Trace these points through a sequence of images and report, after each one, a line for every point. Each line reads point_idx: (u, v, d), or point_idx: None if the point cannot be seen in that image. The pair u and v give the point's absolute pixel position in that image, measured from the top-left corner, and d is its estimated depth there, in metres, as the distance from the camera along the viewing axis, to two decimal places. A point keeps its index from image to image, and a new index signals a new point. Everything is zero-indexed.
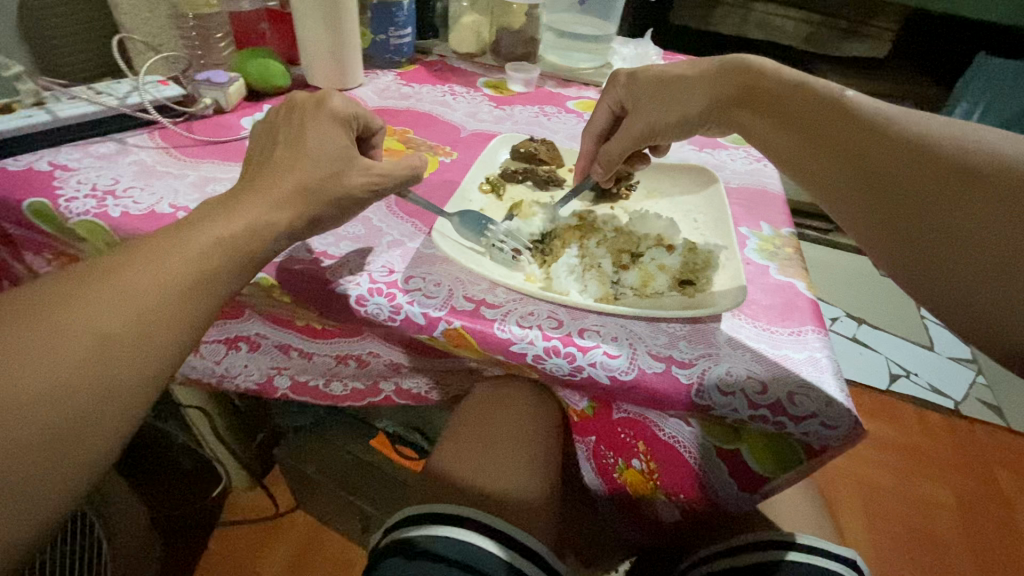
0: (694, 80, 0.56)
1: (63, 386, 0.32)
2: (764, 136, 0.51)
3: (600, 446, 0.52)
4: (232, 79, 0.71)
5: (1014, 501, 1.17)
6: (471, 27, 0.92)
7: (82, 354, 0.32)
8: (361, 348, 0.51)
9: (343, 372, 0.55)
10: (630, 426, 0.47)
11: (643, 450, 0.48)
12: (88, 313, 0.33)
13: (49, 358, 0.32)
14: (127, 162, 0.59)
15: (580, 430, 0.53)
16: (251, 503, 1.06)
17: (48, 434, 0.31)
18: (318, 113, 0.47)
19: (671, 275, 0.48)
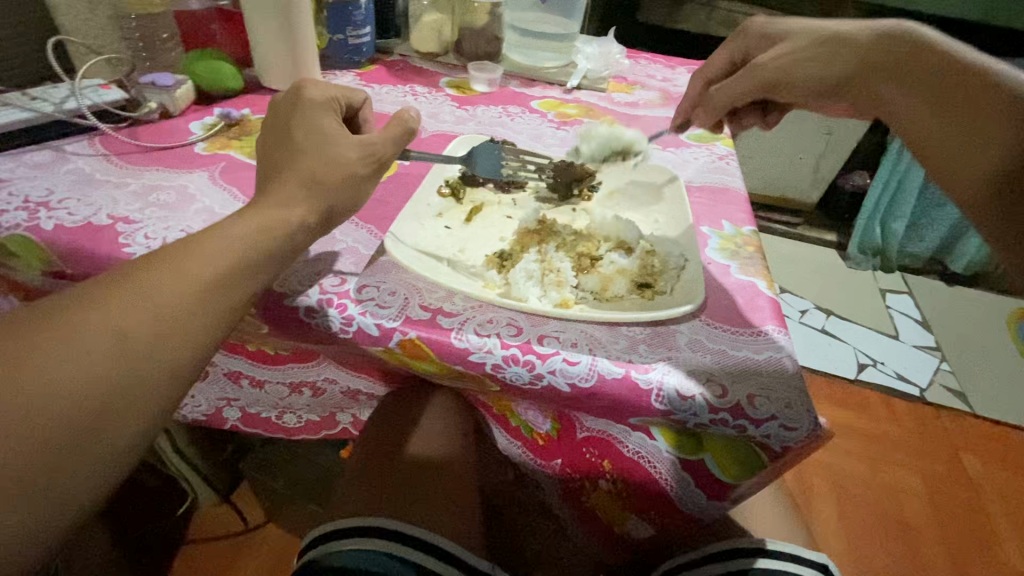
0: (845, 42, 0.52)
1: (79, 392, 0.30)
2: (900, 108, 0.48)
3: (565, 467, 0.54)
4: (180, 81, 0.68)
5: (979, 484, 1.21)
6: (432, 27, 0.90)
7: (104, 354, 0.31)
8: (313, 375, 0.53)
9: (295, 404, 0.57)
10: (594, 444, 0.49)
11: (607, 468, 0.50)
12: (110, 315, 0.32)
13: (71, 358, 0.30)
14: (64, 171, 0.56)
15: (546, 455, 0.55)
16: (218, 520, 1.02)
17: (71, 433, 0.30)
18: (297, 107, 0.46)
19: (630, 278, 0.47)
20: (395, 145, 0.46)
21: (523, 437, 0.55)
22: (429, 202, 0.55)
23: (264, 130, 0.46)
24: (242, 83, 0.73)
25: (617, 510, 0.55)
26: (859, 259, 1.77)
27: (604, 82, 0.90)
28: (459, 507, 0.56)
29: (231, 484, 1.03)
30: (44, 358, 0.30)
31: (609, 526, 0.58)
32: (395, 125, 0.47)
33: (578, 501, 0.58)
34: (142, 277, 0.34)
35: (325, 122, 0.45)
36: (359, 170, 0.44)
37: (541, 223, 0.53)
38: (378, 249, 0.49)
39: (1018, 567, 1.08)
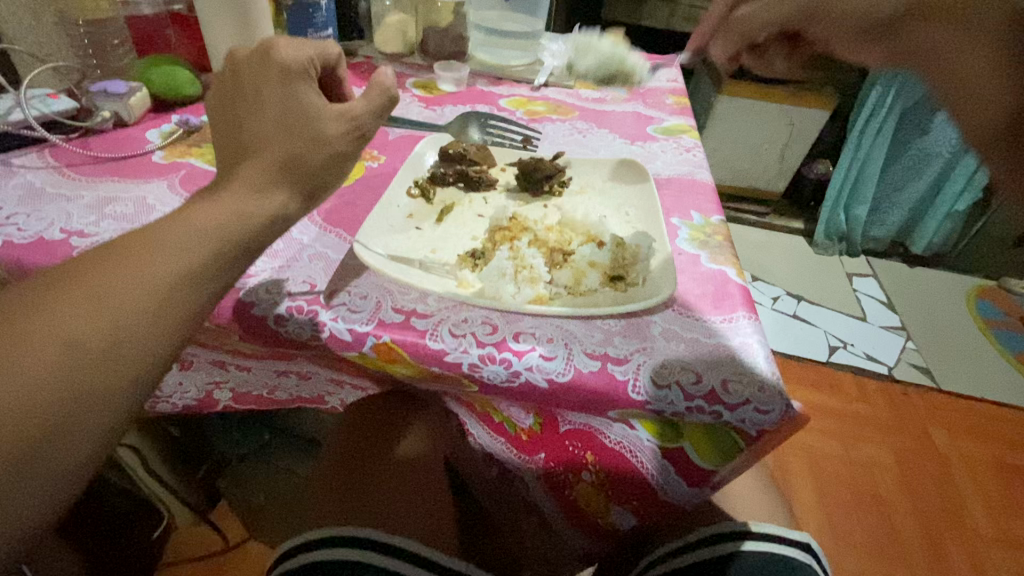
0: None
1: (121, 306, 0.31)
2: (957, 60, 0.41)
3: (550, 463, 0.54)
4: (134, 88, 0.66)
5: (947, 456, 1.26)
6: (396, 26, 0.89)
7: (163, 273, 0.33)
8: (298, 366, 0.50)
9: (284, 385, 0.54)
10: (578, 436, 0.50)
11: (591, 459, 0.51)
12: (51, 325, 0.30)
13: (132, 272, 0.32)
14: (12, 186, 0.53)
15: (529, 449, 0.54)
16: (198, 539, 1.00)
17: (112, 338, 0.31)
18: (267, 72, 0.41)
19: (602, 271, 0.48)
20: (379, 115, 0.43)
21: (501, 432, 0.54)
22: (398, 203, 0.54)
23: (227, 104, 0.42)
24: (200, 89, 0.71)
25: (601, 501, 0.55)
26: (826, 245, 1.82)
27: (571, 79, 0.90)
28: (436, 505, 0.57)
29: (210, 502, 1.00)
30: (114, 269, 0.32)
31: (592, 517, 0.58)
32: (372, 90, 0.43)
33: (566, 497, 0.57)
34: (91, 281, 0.32)
35: (300, 91, 0.40)
36: (342, 146, 0.41)
37: (513, 221, 0.53)
38: (347, 254, 0.48)
39: (987, 533, 1.13)
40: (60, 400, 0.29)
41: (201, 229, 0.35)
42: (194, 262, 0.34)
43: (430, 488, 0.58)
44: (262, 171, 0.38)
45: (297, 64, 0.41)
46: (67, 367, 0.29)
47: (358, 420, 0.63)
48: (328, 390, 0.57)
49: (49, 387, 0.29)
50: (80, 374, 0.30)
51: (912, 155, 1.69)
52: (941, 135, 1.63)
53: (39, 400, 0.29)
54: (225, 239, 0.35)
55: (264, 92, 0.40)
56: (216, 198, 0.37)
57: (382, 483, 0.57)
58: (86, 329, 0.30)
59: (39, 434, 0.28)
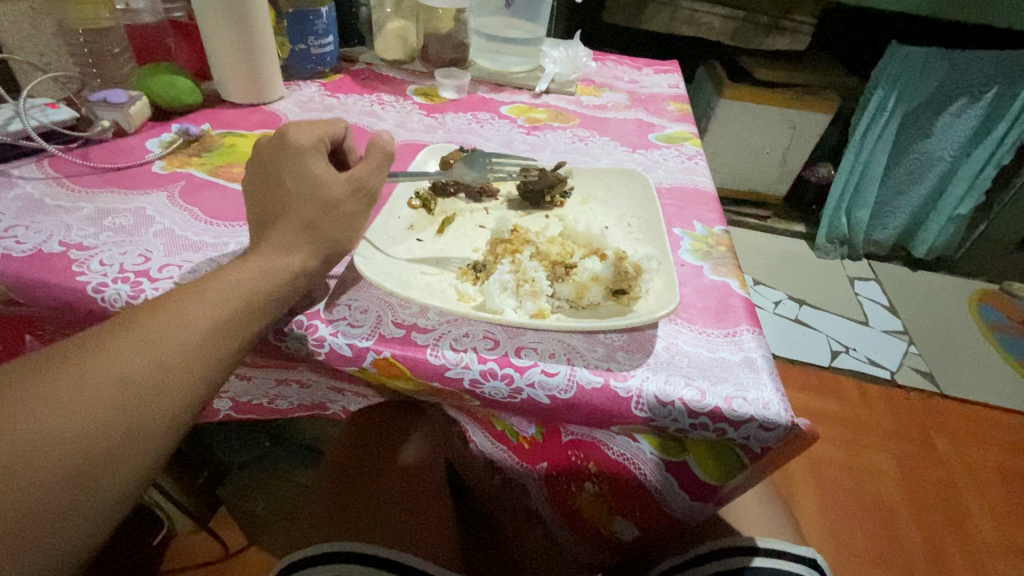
0: None
1: (172, 354, 0.33)
2: None
3: (553, 471, 0.54)
4: (133, 98, 0.65)
5: (951, 462, 1.25)
6: (397, 33, 0.89)
7: (210, 324, 0.35)
8: (297, 374, 0.50)
9: (284, 393, 0.55)
10: (579, 447, 0.49)
11: (593, 468, 0.51)
12: (112, 357, 0.32)
13: (182, 322, 0.35)
14: (11, 197, 0.53)
15: (530, 458, 0.54)
16: (197, 547, 0.99)
17: (161, 384, 0.32)
18: (284, 154, 0.45)
19: (605, 285, 0.46)
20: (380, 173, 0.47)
21: (503, 441, 0.54)
22: (399, 214, 0.54)
23: (252, 186, 0.46)
24: (199, 97, 0.71)
25: (602, 510, 0.55)
26: (827, 249, 1.82)
27: (572, 85, 0.90)
28: (439, 515, 0.57)
29: (209, 510, 0.99)
30: (166, 318, 0.34)
31: (596, 526, 0.58)
32: (372, 151, 0.47)
33: (567, 506, 0.57)
34: (147, 322, 0.34)
35: (310, 163, 0.45)
36: (351, 208, 0.45)
37: (514, 232, 0.52)
38: (347, 268, 0.48)
39: (991, 540, 1.12)
40: (109, 437, 0.30)
41: (245, 283, 0.38)
42: (235, 307, 0.36)
43: (433, 498, 0.58)
44: (287, 230, 0.42)
45: (308, 141, 0.46)
46: (117, 412, 0.31)
47: (358, 430, 0.62)
48: (331, 398, 0.56)
49: (99, 431, 0.30)
50: (127, 420, 0.31)
51: (913, 159, 1.69)
52: (942, 139, 1.63)
53: (87, 443, 0.30)
54: (263, 287, 0.38)
55: (282, 171, 0.44)
56: (246, 262, 0.40)
57: (385, 491, 0.57)
58: (140, 368, 0.32)
59: (83, 477, 0.29)
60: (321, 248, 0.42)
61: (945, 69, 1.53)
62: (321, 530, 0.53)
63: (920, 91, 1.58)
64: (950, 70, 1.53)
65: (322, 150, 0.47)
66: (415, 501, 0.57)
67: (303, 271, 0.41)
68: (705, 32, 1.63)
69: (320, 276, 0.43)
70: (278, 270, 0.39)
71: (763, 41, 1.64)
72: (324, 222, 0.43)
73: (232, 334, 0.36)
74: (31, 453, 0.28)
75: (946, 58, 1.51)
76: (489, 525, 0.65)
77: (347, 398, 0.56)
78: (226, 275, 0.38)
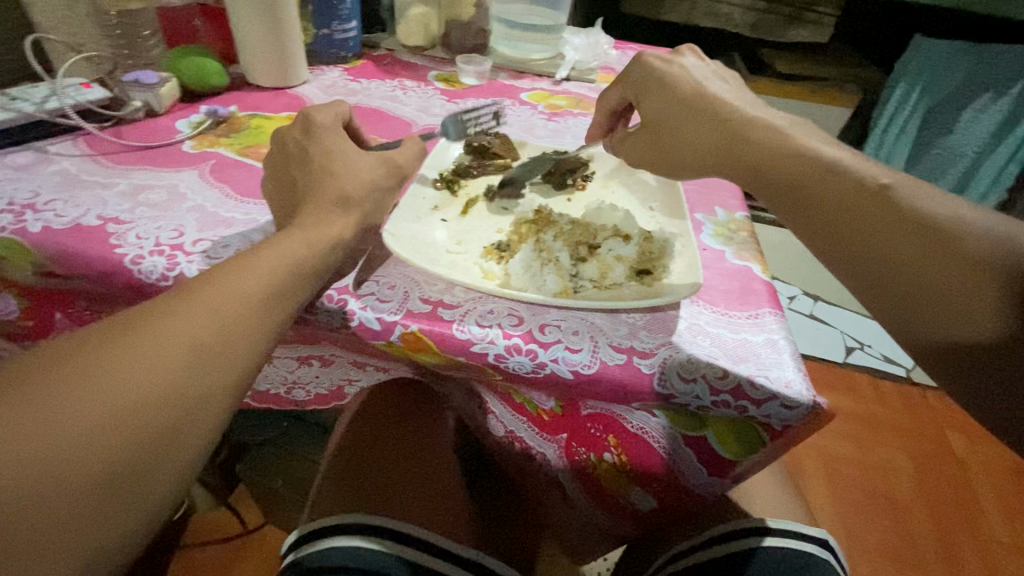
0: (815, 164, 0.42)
1: (226, 322, 0.35)
2: (869, 226, 0.39)
3: (572, 443, 0.54)
4: (163, 79, 0.67)
5: (966, 461, 1.24)
6: (419, 19, 0.89)
7: (255, 294, 0.36)
8: (322, 350, 0.51)
9: (303, 377, 0.56)
10: (598, 421, 0.49)
11: (614, 444, 0.50)
12: (173, 328, 0.33)
13: (232, 292, 0.36)
14: (49, 173, 0.54)
15: (551, 430, 0.54)
16: (217, 523, 1.01)
17: (218, 352, 0.34)
18: (311, 134, 0.47)
19: (628, 265, 0.47)
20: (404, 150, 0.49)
21: (523, 414, 0.54)
22: (424, 195, 0.55)
23: (272, 172, 0.47)
24: (227, 80, 0.72)
25: (619, 480, 0.53)
26: None
27: (593, 73, 0.90)
28: (454, 498, 0.58)
29: (228, 487, 1.01)
30: (220, 290, 0.36)
31: (613, 497, 0.57)
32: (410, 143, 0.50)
33: (582, 474, 0.56)
34: (209, 290, 0.35)
35: (329, 141, 0.46)
36: (376, 179, 0.46)
37: (538, 213, 0.53)
38: (374, 244, 0.49)
39: (1005, 539, 1.11)
40: (175, 405, 0.32)
41: (281, 254, 0.39)
42: (282, 273, 0.38)
43: (447, 483, 0.59)
44: (314, 205, 0.43)
45: (329, 120, 0.48)
46: (182, 380, 0.32)
47: (377, 403, 0.65)
48: (348, 377, 0.57)
49: (168, 399, 0.32)
50: (190, 387, 0.32)
51: (934, 155, 1.63)
52: (966, 136, 1.57)
53: (157, 408, 0.31)
54: (303, 258, 0.39)
55: (304, 150, 0.46)
56: (281, 234, 0.41)
57: (402, 465, 0.59)
58: (208, 332, 0.34)
59: (153, 442, 0.31)
60: (353, 224, 0.43)
61: (969, 62, 1.50)
62: (335, 497, 0.55)
63: (945, 82, 1.54)
64: (976, 63, 1.49)
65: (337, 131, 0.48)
66: (432, 482, 0.59)
67: (337, 242, 0.42)
68: (722, 23, 1.63)
69: (348, 244, 0.43)
70: (312, 243, 0.40)
71: (784, 32, 1.62)
72: (357, 199, 0.44)
73: (285, 299, 0.38)
74: (110, 416, 0.30)
75: (971, 51, 1.49)
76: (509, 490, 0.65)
77: (365, 375, 0.57)
78: (264, 247, 0.39)
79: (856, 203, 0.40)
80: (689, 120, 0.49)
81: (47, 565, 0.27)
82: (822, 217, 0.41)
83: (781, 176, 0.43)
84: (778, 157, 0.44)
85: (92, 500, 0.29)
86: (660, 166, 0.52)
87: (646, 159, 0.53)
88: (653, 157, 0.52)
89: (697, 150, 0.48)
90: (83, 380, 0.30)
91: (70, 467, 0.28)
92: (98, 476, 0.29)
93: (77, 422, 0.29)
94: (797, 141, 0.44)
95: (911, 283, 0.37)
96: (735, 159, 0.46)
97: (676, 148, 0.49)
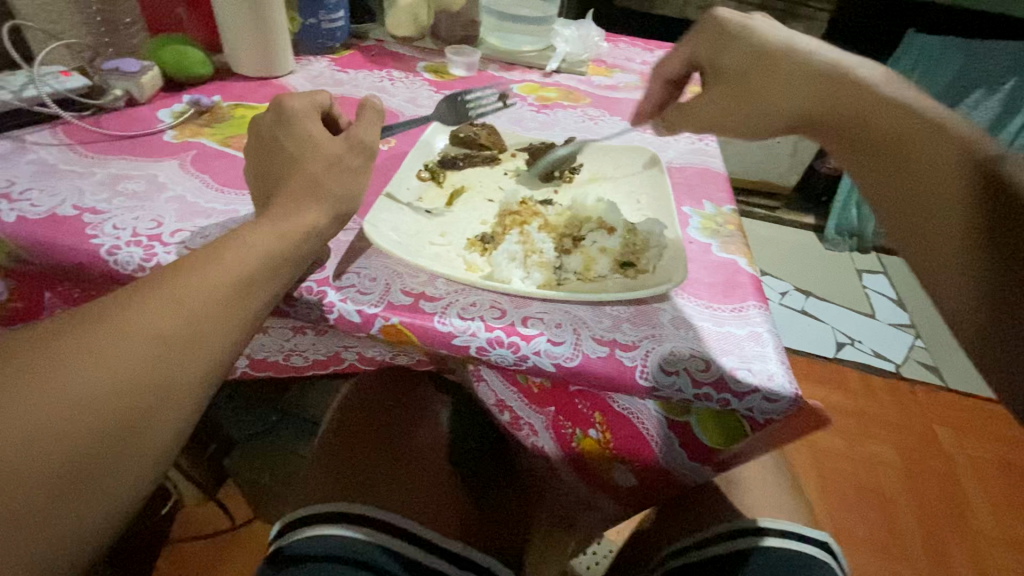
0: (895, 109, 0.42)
1: (198, 314, 0.34)
2: (931, 171, 0.39)
3: (558, 417, 0.50)
4: (145, 68, 0.66)
5: (953, 455, 1.25)
6: (407, 10, 0.88)
7: (228, 286, 0.36)
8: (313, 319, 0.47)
9: (301, 343, 0.52)
10: (586, 397, 0.46)
11: (600, 420, 0.48)
12: (141, 319, 0.33)
13: (203, 284, 0.35)
14: (25, 162, 0.53)
15: (539, 402, 0.50)
16: (205, 518, 1.00)
17: (190, 344, 0.33)
18: (291, 123, 0.46)
19: (613, 257, 0.47)
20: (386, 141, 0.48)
21: (514, 385, 0.50)
22: (408, 186, 0.54)
23: (250, 162, 0.47)
24: (211, 69, 0.71)
25: (605, 459, 0.50)
26: (836, 241, 1.80)
27: (583, 65, 0.89)
28: (438, 485, 0.57)
29: (217, 482, 1.01)
30: (190, 281, 0.35)
31: (594, 472, 0.53)
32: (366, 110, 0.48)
33: (570, 455, 0.52)
34: (172, 281, 0.35)
35: (309, 131, 0.46)
36: (356, 170, 0.45)
37: (523, 205, 0.53)
38: (356, 236, 0.48)
39: (990, 532, 1.12)
40: (143, 398, 0.31)
41: (257, 244, 0.38)
42: (254, 264, 0.37)
43: (428, 473, 0.58)
44: (292, 196, 0.42)
45: (302, 105, 0.46)
46: (150, 372, 0.32)
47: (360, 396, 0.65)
48: (345, 344, 0.52)
49: (137, 391, 0.31)
50: (159, 379, 0.32)
51: None
52: None
53: (125, 401, 0.31)
54: (278, 248, 0.39)
55: (282, 139, 0.45)
56: (257, 224, 0.40)
57: (380, 460, 0.58)
58: (169, 324, 0.33)
59: (120, 435, 0.30)
60: (332, 215, 0.43)
61: (962, 58, 1.50)
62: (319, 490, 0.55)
63: (938, 78, 1.54)
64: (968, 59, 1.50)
65: (318, 119, 0.47)
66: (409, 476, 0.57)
67: (314, 233, 0.41)
68: None
69: (325, 234, 0.43)
70: (289, 235, 0.40)
71: (780, 27, 1.64)
72: (336, 189, 0.43)
73: (255, 291, 0.37)
74: (76, 409, 0.29)
75: (963, 47, 1.50)
76: (497, 481, 0.62)
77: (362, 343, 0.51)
78: (241, 237, 0.39)
79: (939, 154, 0.39)
80: (772, 71, 0.48)
81: (18, 560, 0.27)
82: (909, 163, 0.41)
83: (871, 124, 0.43)
84: (872, 104, 0.43)
85: (59, 494, 0.28)
86: (736, 117, 0.52)
87: (724, 112, 0.52)
88: (733, 108, 0.51)
89: (779, 102, 0.48)
90: (38, 374, 0.29)
91: (27, 465, 0.27)
92: (61, 471, 0.28)
93: (39, 415, 0.28)
94: (880, 90, 0.44)
95: (983, 234, 0.36)
96: (822, 110, 0.46)
97: (755, 100, 0.50)
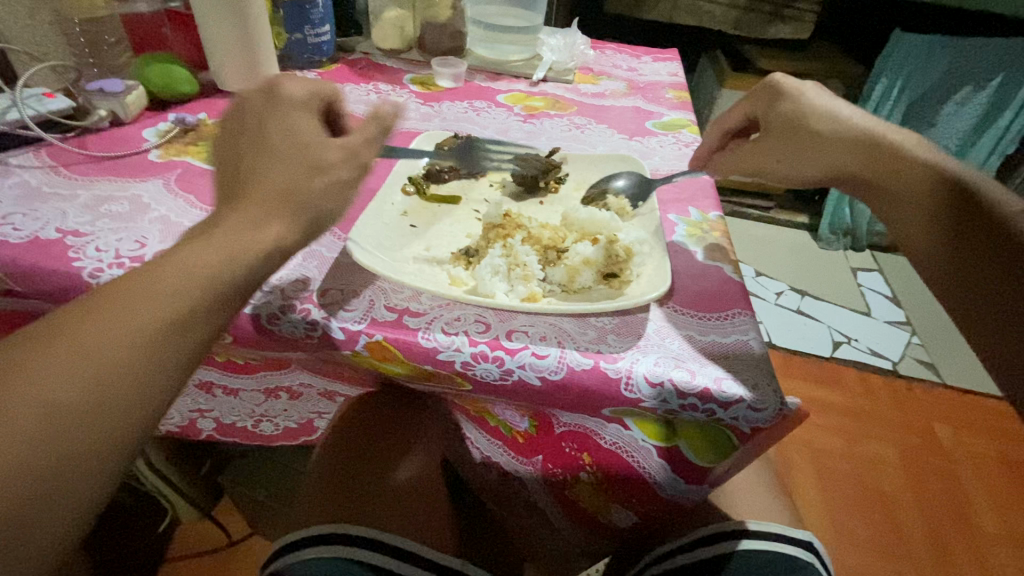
0: (914, 176, 0.47)
1: (135, 347, 0.31)
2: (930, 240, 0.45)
3: (546, 463, 0.54)
4: (130, 87, 0.66)
5: (953, 452, 1.25)
6: (394, 23, 0.88)
7: (172, 311, 0.32)
8: (287, 382, 0.53)
9: (271, 410, 0.57)
10: (573, 439, 0.50)
11: (588, 460, 0.51)
12: (72, 355, 0.30)
13: (140, 310, 0.32)
14: (8, 186, 0.53)
15: (526, 451, 0.54)
16: (199, 536, 0.98)
17: (127, 380, 0.31)
18: None
19: (596, 268, 0.46)
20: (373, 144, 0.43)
21: (499, 437, 0.54)
22: (392, 201, 0.54)
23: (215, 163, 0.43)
24: (196, 87, 0.71)
25: (601, 502, 0.56)
26: (830, 240, 1.80)
27: (570, 73, 0.90)
28: (436, 509, 0.56)
29: (213, 499, 1.00)
30: (128, 308, 0.32)
31: (593, 514, 0.59)
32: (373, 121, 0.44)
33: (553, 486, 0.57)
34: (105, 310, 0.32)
35: None
36: None
37: (506, 217, 0.52)
38: (341, 253, 0.48)
39: (992, 529, 1.12)
40: (72, 443, 0.29)
41: None
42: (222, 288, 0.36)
43: (429, 494, 0.57)
44: None
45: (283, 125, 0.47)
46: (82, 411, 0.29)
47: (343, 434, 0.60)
48: (318, 410, 0.59)
49: (69, 434, 0.29)
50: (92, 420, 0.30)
51: None
52: (945, 128, 1.60)
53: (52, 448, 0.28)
54: None
55: None
56: None
57: (367, 499, 0.55)
58: (107, 360, 0.30)
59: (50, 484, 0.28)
60: None
61: (950, 57, 1.50)
62: (307, 516, 0.54)
63: (926, 78, 1.54)
64: (954, 58, 1.50)
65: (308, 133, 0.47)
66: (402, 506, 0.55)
67: None
68: (706, 21, 1.63)
69: None
70: None
71: (766, 29, 1.63)
72: None
73: (179, 338, 0.32)
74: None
75: (950, 46, 1.49)
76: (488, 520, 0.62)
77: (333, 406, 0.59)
78: None
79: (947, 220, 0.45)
80: (795, 139, 0.53)
81: None
82: (902, 216, 0.47)
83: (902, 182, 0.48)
84: (887, 164, 0.49)
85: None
86: (775, 168, 0.55)
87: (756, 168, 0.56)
88: (774, 162, 0.55)
89: (805, 167, 0.53)
90: None
91: None
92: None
93: None
94: (893, 153, 0.49)
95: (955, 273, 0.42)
96: (858, 165, 0.50)
97: (796, 159, 0.54)
